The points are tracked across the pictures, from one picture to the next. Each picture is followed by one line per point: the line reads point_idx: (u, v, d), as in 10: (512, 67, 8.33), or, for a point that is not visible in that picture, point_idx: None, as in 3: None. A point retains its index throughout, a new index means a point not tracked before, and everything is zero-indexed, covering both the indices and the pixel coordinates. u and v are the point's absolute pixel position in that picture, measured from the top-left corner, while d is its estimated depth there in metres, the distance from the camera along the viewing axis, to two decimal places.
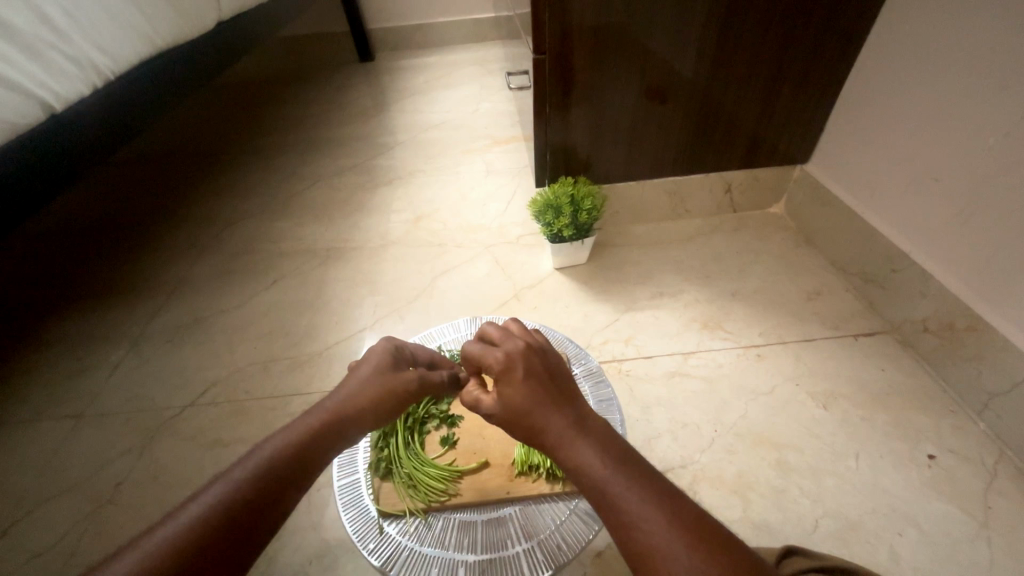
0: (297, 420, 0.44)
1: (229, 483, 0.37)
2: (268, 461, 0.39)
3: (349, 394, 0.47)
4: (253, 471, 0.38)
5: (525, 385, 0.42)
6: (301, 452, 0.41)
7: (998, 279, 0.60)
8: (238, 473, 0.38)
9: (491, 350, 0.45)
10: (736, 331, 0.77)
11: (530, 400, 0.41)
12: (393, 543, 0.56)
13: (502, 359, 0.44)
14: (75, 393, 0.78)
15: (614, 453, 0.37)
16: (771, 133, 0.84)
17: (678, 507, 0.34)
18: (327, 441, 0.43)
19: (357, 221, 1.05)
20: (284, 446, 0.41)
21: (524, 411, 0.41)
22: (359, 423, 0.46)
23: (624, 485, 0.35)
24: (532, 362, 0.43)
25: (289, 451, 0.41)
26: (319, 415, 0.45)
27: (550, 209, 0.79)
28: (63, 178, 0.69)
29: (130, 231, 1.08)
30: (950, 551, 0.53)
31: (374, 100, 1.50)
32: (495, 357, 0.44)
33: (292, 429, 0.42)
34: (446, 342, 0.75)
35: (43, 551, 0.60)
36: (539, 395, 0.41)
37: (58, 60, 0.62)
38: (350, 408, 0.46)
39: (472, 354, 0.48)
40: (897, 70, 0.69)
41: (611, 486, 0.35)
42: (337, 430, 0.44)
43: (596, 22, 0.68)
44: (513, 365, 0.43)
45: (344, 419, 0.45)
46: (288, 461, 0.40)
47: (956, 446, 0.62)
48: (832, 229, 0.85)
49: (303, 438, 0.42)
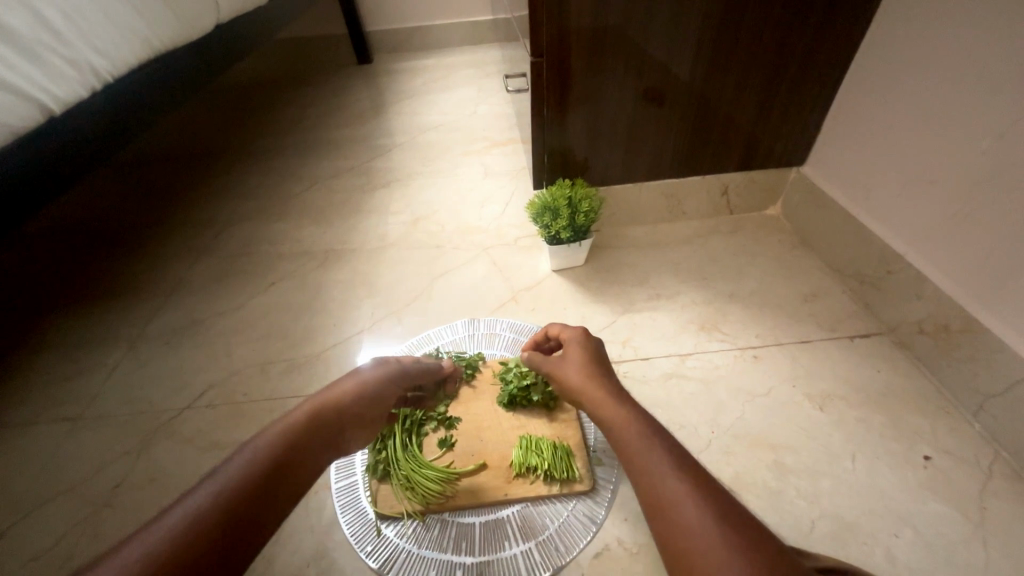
0: (275, 422, 0.44)
1: (215, 484, 0.37)
2: (254, 460, 0.40)
3: (329, 393, 0.49)
4: (241, 471, 0.39)
5: (589, 353, 0.56)
6: (287, 450, 0.42)
7: (992, 280, 0.61)
8: (224, 474, 0.38)
9: (569, 328, 0.61)
10: (733, 332, 0.77)
11: (589, 364, 0.54)
12: (392, 545, 0.56)
13: (576, 332, 0.59)
14: (73, 395, 0.78)
15: (648, 424, 0.44)
16: (767, 135, 0.84)
17: (696, 471, 0.39)
18: (313, 439, 0.44)
19: (355, 222, 1.05)
20: (268, 445, 0.41)
21: (580, 370, 0.53)
22: (342, 425, 0.48)
23: (653, 446, 0.41)
24: (597, 343, 0.58)
25: (279, 451, 0.41)
26: (300, 414, 0.45)
27: (548, 211, 0.80)
28: (61, 180, 0.68)
29: (128, 233, 1.08)
30: (946, 551, 0.54)
31: (372, 103, 1.50)
32: (570, 331, 0.60)
33: (274, 429, 0.43)
34: (443, 344, 0.77)
35: (40, 553, 0.60)
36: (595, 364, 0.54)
37: (57, 63, 0.62)
38: (332, 406, 0.47)
39: (551, 331, 0.63)
40: (892, 72, 0.70)
41: (640, 446, 0.42)
42: (322, 428, 0.46)
43: (594, 25, 0.69)
44: (583, 339, 0.58)
45: (330, 419, 0.47)
46: (275, 459, 0.41)
47: (951, 447, 0.62)
48: (828, 231, 0.85)
49: (286, 438, 0.43)
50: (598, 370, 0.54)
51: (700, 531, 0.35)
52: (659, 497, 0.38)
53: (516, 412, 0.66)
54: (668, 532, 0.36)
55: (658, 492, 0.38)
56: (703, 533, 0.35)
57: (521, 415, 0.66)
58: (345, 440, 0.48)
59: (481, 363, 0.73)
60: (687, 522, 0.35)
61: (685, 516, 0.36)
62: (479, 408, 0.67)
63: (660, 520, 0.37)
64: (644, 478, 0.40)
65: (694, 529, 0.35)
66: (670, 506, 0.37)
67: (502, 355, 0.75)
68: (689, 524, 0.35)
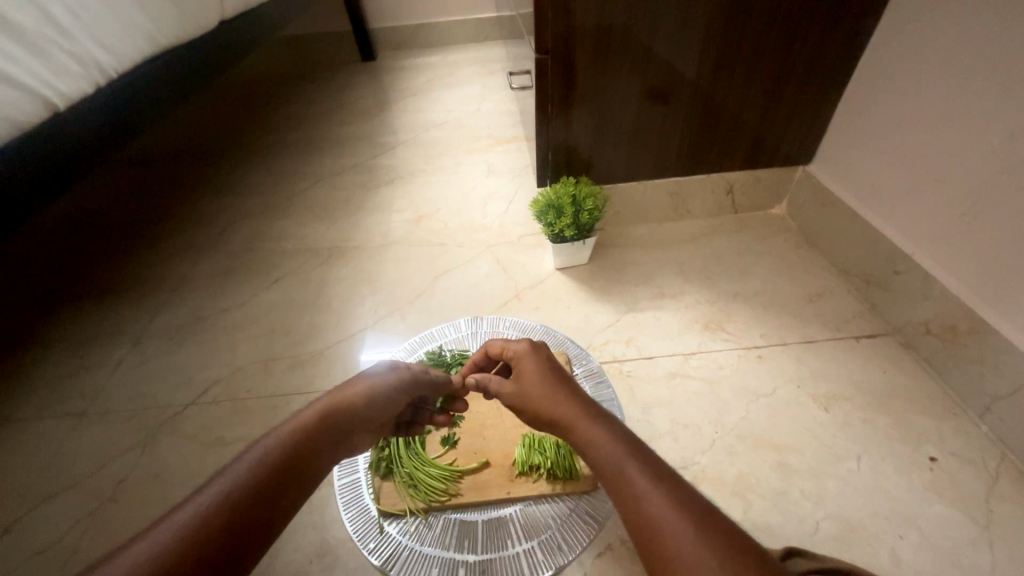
0: (283, 422, 0.44)
1: (225, 482, 0.37)
2: (263, 460, 0.40)
3: (339, 391, 0.48)
4: (250, 470, 0.39)
5: (538, 367, 0.51)
6: (296, 450, 0.42)
7: (999, 282, 0.60)
8: (232, 474, 0.38)
9: (513, 345, 0.55)
10: (737, 332, 0.77)
11: (541, 383, 0.49)
12: (393, 543, 0.56)
13: (523, 352, 0.53)
14: (78, 391, 0.78)
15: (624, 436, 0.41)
16: (773, 135, 0.84)
17: (676, 485, 0.37)
18: (322, 439, 0.44)
19: (358, 219, 1.05)
20: (276, 446, 0.41)
21: (539, 396, 0.48)
22: (352, 425, 0.47)
23: (631, 463, 0.38)
24: (545, 353, 0.53)
25: (287, 451, 0.41)
26: (309, 414, 0.45)
27: (552, 209, 0.79)
28: (66, 177, 0.69)
29: (132, 229, 1.09)
30: (951, 553, 0.53)
31: (376, 100, 1.50)
32: (516, 346, 0.54)
33: (283, 429, 0.43)
34: (446, 343, 0.76)
35: (45, 548, 0.61)
36: (551, 375, 0.49)
37: (63, 60, 0.62)
38: (343, 405, 0.47)
39: (496, 348, 0.58)
40: (900, 69, 0.69)
41: (617, 464, 0.38)
42: (330, 429, 0.45)
43: (598, 21, 0.68)
44: (532, 353, 0.53)
45: (338, 420, 0.46)
46: (282, 460, 0.40)
47: (957, 448, 0.62)
48: (834, 231, 0.85)
49: (295, 438, 0.42)
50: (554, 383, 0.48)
51: (689, 553, 0.32)
52: (641, 521, 0.35)
53: None
54: (653, 557, 0.33)
55: (639, 515, 0.35)
56: (690, 553, 0.32)
57: None
58: (354, 439, 0.48)
59: None
60: (673, 547, 0.33)
61: (670, 541, 0.33)
62: (482, 407, 0.68)
63: (650, 551, 0.34)
64: (622, 499, 0.37)
65: (681, 554, 0.32)
66: (653, 528, 0.34)
67: None
68: (674, 546, 0.33)
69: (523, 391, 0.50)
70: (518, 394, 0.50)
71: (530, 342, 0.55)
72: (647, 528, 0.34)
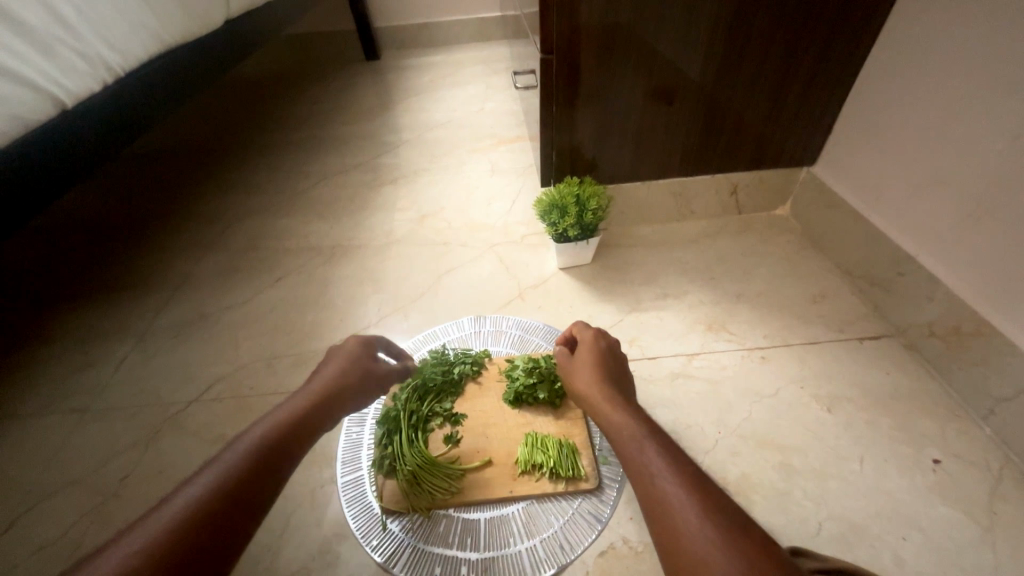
0: (268, 413, 0.45)
1: (210, 476, 0.37)
2: (247, 452, 0.40)
3: (322, 386, 0.50)
4: (235, 462, 0.39)
5: (597, 354, 0.57)
6: (279, 439, 0.42)
7: (1004, 285, 0.60)
8: (218, 466, 0.38)
9: (585, 329, 0.62)
10: (740, 332, 0.77)
11: (600, 367, 0.55)
12: (397, 539, 0.56)
13: (590, 336, 0.60)
14: (82, 387, 0.78)
15: (646, 426, 0.44)
16: (778, 134, 0.84)
17: (689, 468, 0.39)
18: (304, 429, 0.45)
19: (362, 218, 1.05)
20: (262, 436, 0.42)
21: (589, 376, 0.53)
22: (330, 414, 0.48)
23: (651, 447, 0.41)
24: (612, 343, 0.59)
25: (272, 439, 0.42)
26: (292, 407, 0.46)
27: (556, 208, 0.79)
28: (72, 173, 0.69)
29: (137, 226, 1.09)
30: (954, 555, 0.53)
31: (380, 99, 1.50)
32: (586, 331, 0.61)
33: (268, 421, 0.44)
34: (450, 341, 0.77)
35: (46, 544, 0.61)
36: (601, 367, 0.54)
37: (71, 59, 0.63)
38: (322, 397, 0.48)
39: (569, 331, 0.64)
40: (906, 71, 0.69)
41: (637, 447, 0.42)
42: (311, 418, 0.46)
43: (604, 22, 0.68)
44: (596, 340, 0.59)
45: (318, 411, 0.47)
46: (268, 448, 0.41)
47: (961, 451, 0.62)
48: (839, 233, 0.85)
49: (277, 429, 0.43)
50: (605, 370, 0.54)
51: (694, 527, 0.34)
52: (652, 493, 0.38)
53: (522, 410, 0.66)
54: (661, 530, 0.36)
55: (653, 489, 0.38)
56: (695, 526, 0.34)
57: (527, 413, 0.66)
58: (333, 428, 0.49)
59: (487, 360, 0.73)
60: (681, 519, 0.35)
61: (678, 514, 0.35)
62: (485, 406, 0.67)
63: (657, 520, 0.36)
64: (640, 476, 0.39)
65: (685, 527, 0.34)
66: (662, 503, 0.37)
67: (508, 353, 0.75)
68: (681, 521, 0.35)
69: (574, 364, 0.57)
70: (570, 369, 0.56)
71: (597, 330, 0.61)
72: (660, 504, 0.37)
